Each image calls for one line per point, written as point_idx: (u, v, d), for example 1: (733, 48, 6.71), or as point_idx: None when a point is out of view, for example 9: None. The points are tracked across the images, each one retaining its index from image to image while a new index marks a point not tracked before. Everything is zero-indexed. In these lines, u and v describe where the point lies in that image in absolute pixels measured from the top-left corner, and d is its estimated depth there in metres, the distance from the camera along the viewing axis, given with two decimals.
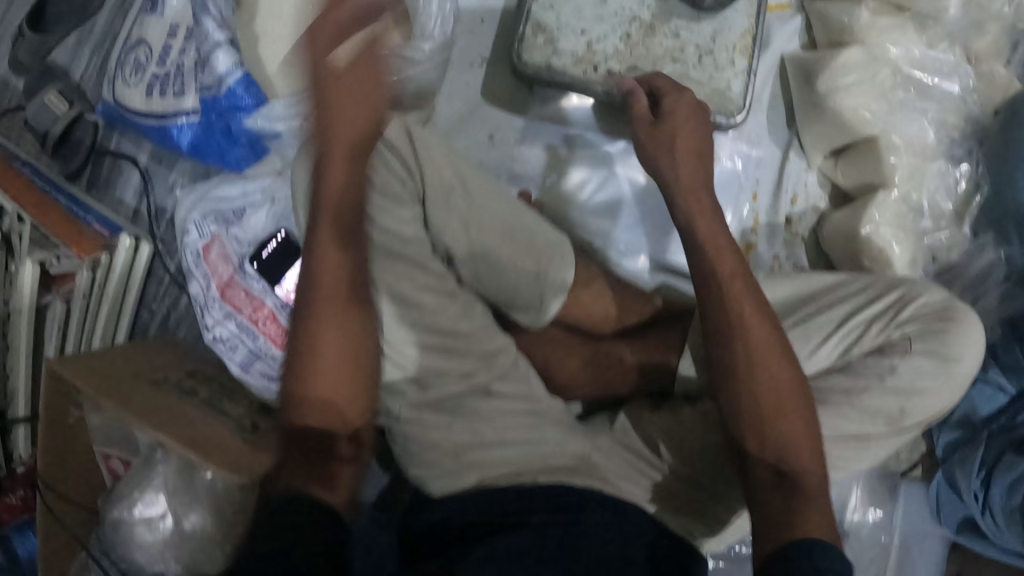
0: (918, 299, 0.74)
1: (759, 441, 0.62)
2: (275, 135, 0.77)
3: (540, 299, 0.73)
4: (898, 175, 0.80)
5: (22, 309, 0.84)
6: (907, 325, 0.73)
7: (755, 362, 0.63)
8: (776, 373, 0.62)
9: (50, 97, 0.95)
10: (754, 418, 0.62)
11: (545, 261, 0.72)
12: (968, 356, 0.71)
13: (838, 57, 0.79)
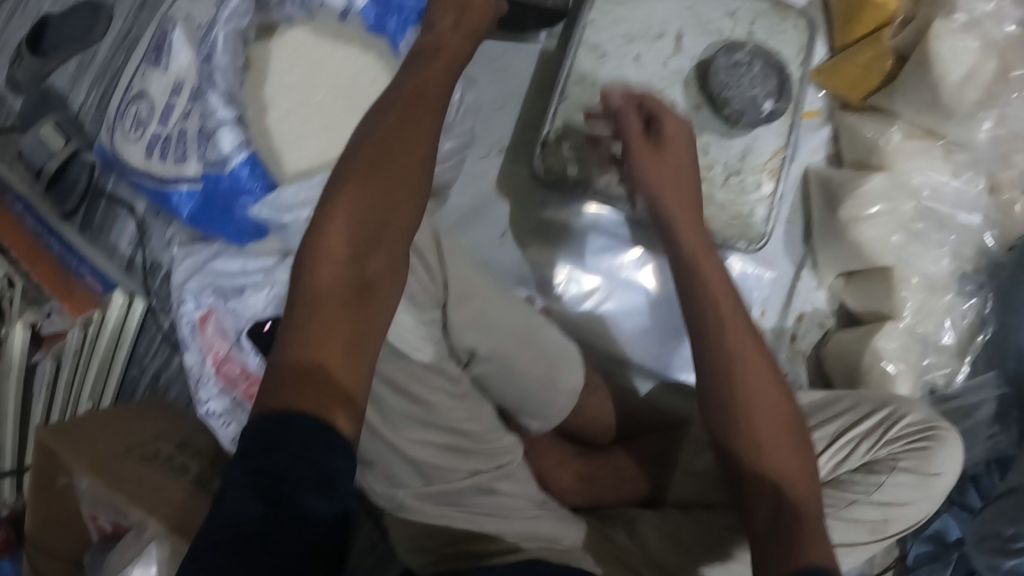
0: (905, 418, 0.71)
1: (754, 467, 0.55)
2: (281, 225, 0.76)
3: (546, 411, 0.73)
4: (906, 307, 0.79)
5: (12, 369, 0.82)
6: (894, 442, 0.70)
7: (751, 389, 0.58)
8: (771, 399, 0.57)
9: (46, 131, 0.92)
10: (746, 448, 0.56)
11: (557, 368, 0.73)
12: (950, 472, 0.69)
13: (863, 184, 0.77)
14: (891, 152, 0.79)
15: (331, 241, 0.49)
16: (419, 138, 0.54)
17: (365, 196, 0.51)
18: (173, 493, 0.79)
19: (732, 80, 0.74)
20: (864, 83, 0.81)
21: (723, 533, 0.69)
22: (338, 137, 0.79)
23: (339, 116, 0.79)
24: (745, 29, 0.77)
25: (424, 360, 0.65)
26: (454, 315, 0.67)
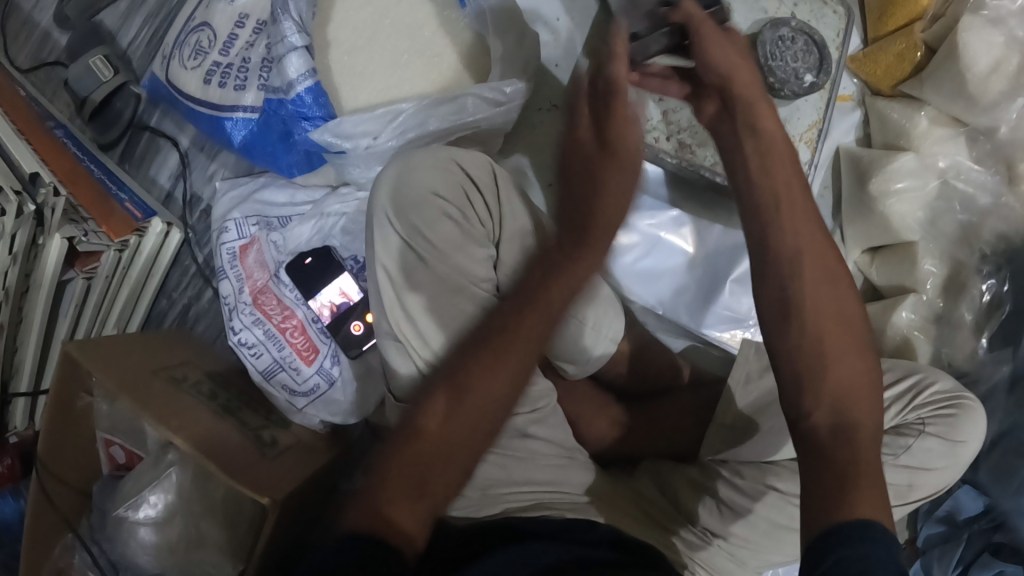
0: (933, 386, 0.73)
1: (813, 389, 0.54)
2: (340, 151, 0.76)
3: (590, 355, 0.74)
4: (929, 282, 0.83)
5: (42, 284, 0.80)
6: (922, 408, 0.72)
7: (826, 312, 0.56)
8: (840, 323, 0.56)
9: (95, 61, 0.90)
10: (812, 371, 0.54)
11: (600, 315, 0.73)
12: (974, 441, 0.70)
13: (892, 162, 0.82)
14: (918, 135, 0.83)
15: (416, 437, 0.55)
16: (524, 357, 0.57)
17: (454, 409, 0.56)
18: (204, 423, 0.77)
19: (777, 51, 0.77)
20: (898, 72, 0.86)
21: (755, 488, 0.70)
22: (396, 78, 0.81)
23: (399, 58, 0.81)
24: (789, 9, 0.81)
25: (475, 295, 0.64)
26: (507, 251, 0.65)
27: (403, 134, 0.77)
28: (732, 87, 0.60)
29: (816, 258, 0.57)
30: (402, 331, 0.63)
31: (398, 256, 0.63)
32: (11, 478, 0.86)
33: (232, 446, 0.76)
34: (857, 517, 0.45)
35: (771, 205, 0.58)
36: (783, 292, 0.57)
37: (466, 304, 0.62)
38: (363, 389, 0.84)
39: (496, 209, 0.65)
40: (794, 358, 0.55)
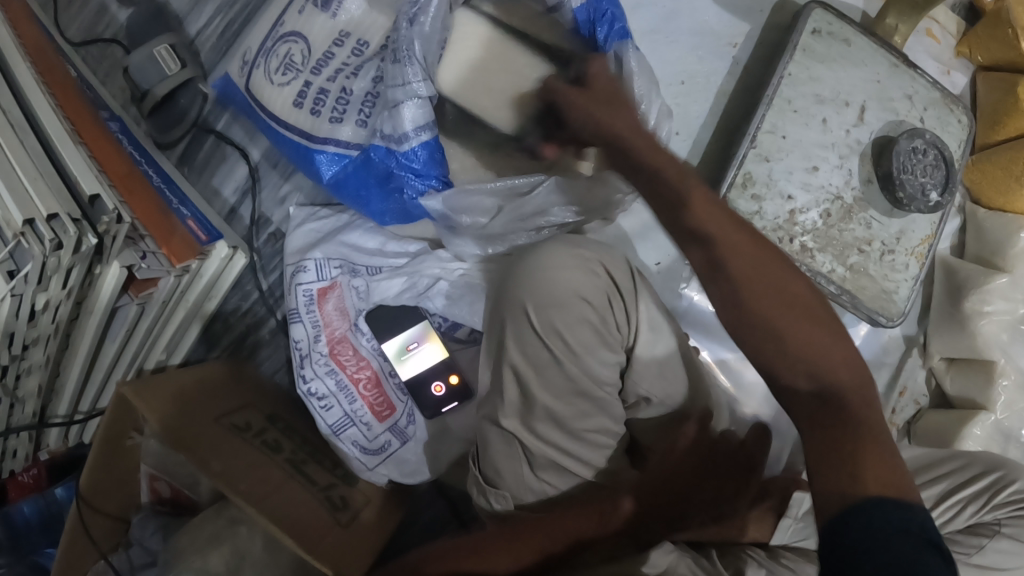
0: (1013, 484, 0.71)
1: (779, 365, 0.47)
2: (449, 223, 0.74)
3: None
4: (1000, 402, 0.84)
5: (94, 312, 0.71)
6: (999, 508, 0.69)
7: (749, 272, 0.49)
8: (778, 279, 0.49)
9: (160, 50, 0.79)
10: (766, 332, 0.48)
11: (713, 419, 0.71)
12: None
13: (987, 282, 0.83)
14: (1015, 255, 0.84)
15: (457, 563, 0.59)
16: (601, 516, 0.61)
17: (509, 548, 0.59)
18: (273, 484, 0.72)
19: (909, 164, 0.75)
20: (1001, 187, 0.87)
21: None
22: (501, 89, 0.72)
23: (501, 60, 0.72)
24: (917, 114, 0.80)
25: (604, 403, 0.63)
26: (638, 363, 0.65)
27: (517, 218, 0.75)
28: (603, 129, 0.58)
29: (713, 217, 0.51)
30: (518, 428, 0.64)
31: (529, 353, 0.63)
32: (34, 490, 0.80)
33: (304, 513, 0.71)
34: (871, 497, 0.41)
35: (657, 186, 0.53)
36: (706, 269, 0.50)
37: (588, 406, 0.63)
38: (437, 450, 0.81)
39: (634, 316, 0.65)
40: (745, 331, 0.48)
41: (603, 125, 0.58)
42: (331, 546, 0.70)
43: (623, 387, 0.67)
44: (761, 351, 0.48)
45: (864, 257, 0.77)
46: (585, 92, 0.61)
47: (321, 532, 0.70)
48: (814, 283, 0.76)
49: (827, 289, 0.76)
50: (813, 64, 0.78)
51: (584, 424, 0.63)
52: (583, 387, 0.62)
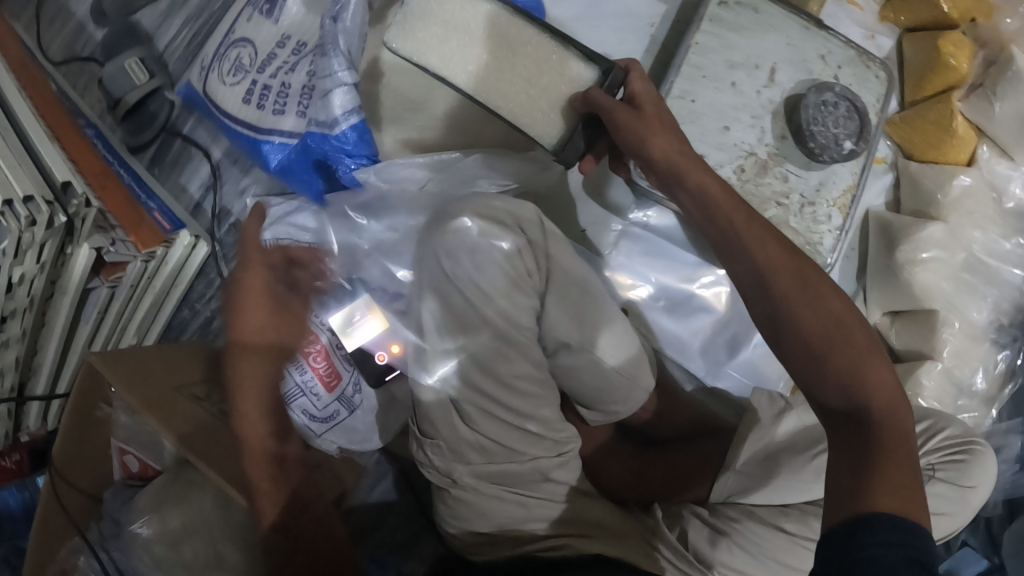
0: (944, 432, 0.75)
1: (822, 382, 0.57)
2: (380, 196, 0.81)
3: (619, 403, 0.72)
4: (945, 349, 0.85)
5: (67, 290, 0.79)
6: (934, 453, 0.74)
7: (802, 301, 0.58)
8: (829, 313, 0.57)
9: (130, 63, 0.89)
10: (813, 360, 0.57)
11: (639, 369, 0.72)
12: (982, 487, 0.73)
13: (923, 231, 0.83)
14: (949, 204, 0.85)
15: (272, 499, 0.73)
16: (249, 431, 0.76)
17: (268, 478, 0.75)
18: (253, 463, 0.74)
19: (819, 117, 0.77)
20: (933, 139, 0.87)
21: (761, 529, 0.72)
22: (533, 93, 0.70)
23: (530, 61, 0.69)
24: (832, 72, 0.82)
25: (519, 349, 0.67)
26: (551, 307, 0.68)
27: (447, 188, 0.81)
28: (662, 164, 0.66)
29: (777, 257, 0.60)
30: (439, 369, 0.68)
31: (444, 297, 0.68)
32: (17, 474, 0.88)
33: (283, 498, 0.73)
34: (882, 510, 0.49)
35: (720, 226, 0.63)
36: (766, 300, 0.59)
37: (507, 350, 0.66)
38: (385, 417, 0.86)
39: (542, 262, 0.68)
40: (798, 359, 0.58)
41: (653, 150, 0.66)
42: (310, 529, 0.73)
43: (541, 335, 0.69)
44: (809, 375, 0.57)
45: (782, 210, 0.79)
46: (637, 114, 0.66)
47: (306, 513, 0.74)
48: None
49: None
50: (721, 32, 0.81)
51: (505, 369, 0.67)
52: (496, 326, 0.66)
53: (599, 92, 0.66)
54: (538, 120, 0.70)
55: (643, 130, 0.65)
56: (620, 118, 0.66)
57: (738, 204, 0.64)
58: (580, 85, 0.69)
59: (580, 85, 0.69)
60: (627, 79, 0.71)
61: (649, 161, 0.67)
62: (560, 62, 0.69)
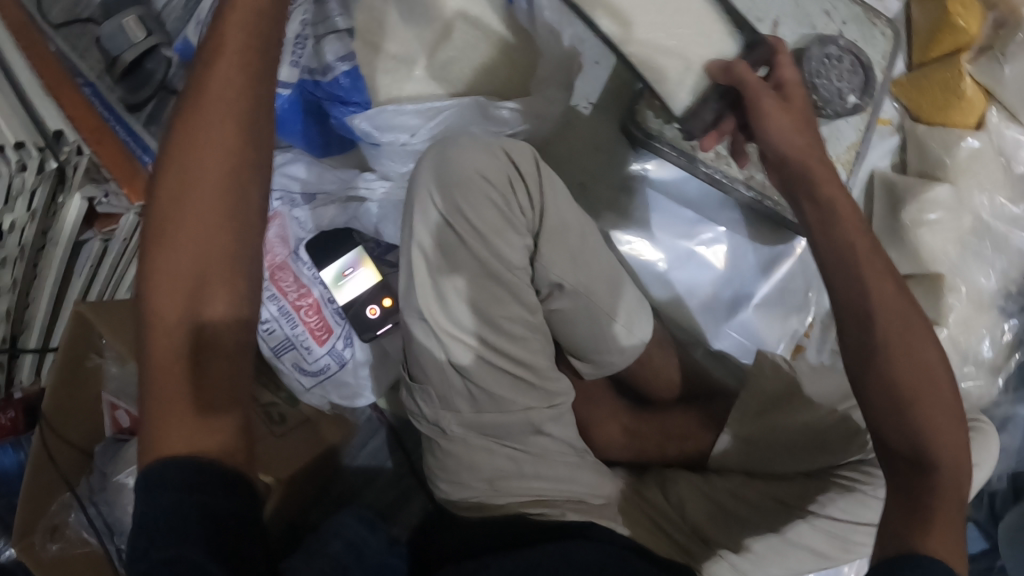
0: None
1: (892, 420, 0.55)
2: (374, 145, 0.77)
3: (613, 353, 0.70)
4: (952, 316, 0.82)
5: (58, 242, 0.79)
6: None
7: (901, 344, 0.55)
8: (921, 359, 0.55)
9: (129, 22, 0.88)
10: (893, 401, 0.54)
11: (632, 317, 0.70)
12: (986, 463, 0.70)
13: (929, 192, 0.81)
14: (958, 167, 0.83)
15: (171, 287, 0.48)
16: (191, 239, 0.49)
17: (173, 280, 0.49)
18: (143, 287, 0.49)
19: (822, 69, 0.75)
20: (941, 100, 0.85)
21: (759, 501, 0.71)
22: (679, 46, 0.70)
23: (676, 12, 0.70)
24: (838, 27, 0.80)
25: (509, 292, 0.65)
26: (546, 248, 0.66)
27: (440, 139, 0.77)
28: (792, 160, 0.62)
29: (884, 293, 0.56)
30: (431, 310, 0.66)
31: (438, 236, 0.66)
32: (12, 431, 0.81)
33: (165, 367, 0.47)
34: (930, 550, 0.49)
35: (832, 252, 0.59)
36: (860, 333, 0.56)
37: (499, 291, 0.65)
38: (377, 374, 0.84)
39: (536, 200, 0.67)
40: (878, 396, 0.55)
41: (788, 142, 0.62)
42: (199, 424, 0.46)
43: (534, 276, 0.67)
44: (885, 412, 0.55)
45: None
46: (786, 102, 0.63)
47: (199, 402, 0.47)
48: (737, 189, 0.79)
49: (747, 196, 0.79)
50: None
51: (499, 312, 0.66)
52: (490, 269, 0.65)
53: (746, 66, 0.65)
54: (670, 79, 0.70)
55: (786, 121, 0.62)
56: (763, 105, 0.63)
57: (865, 239, 0.59)
58: (721, 54, 0.70)
59: (722, 56, 0.70)
60: (775, 57, 0.67)
61: (779, 153, 0.62)
62: (705, 26, 0.70)
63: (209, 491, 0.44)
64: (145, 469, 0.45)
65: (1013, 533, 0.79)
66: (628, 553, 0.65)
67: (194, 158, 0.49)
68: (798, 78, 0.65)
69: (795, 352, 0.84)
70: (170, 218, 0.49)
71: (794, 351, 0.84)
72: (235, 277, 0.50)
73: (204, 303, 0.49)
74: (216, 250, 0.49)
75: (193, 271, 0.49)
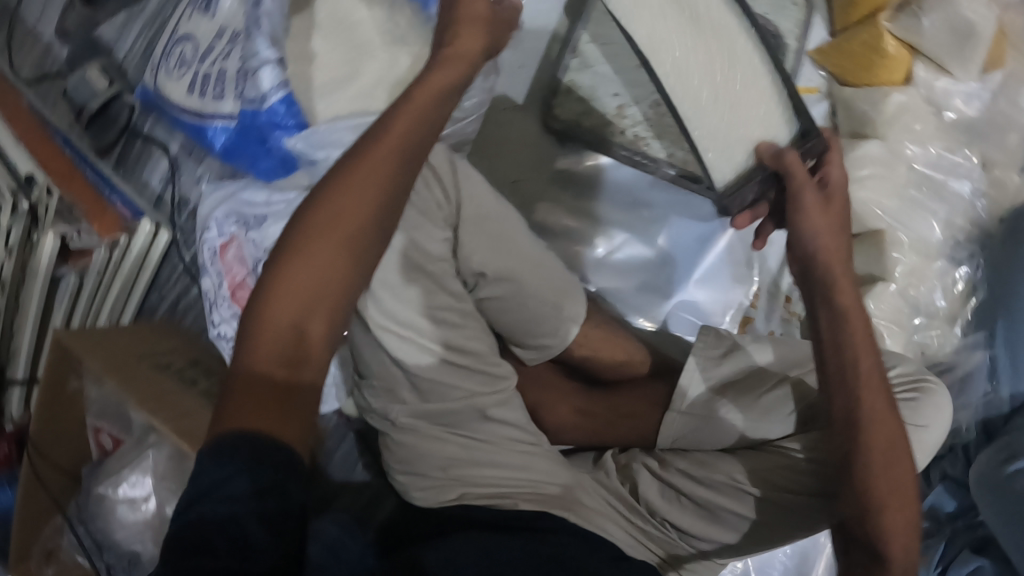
0: (894, 370, 0.73)
1: (860, 519, 0.63)
2: (311, 160, 0.83)
3: (548, 335, 0.74)
4: (897, 270, 0.82)
5: (37, 276, 0.85)
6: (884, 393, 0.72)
7: (882, 453, 0.63)
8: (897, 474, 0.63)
9: (91, 72, 0.97)
10: (864, 505, 0.63)
11: (563, 296, 0.73)
12: (937, 425, 0.70)
13: (856, 150, 0.83)
14: (885, 122, 0.84)
15: (287, 284, 0.51)
16: (328, 250, 0.53)
17: (303, 285, 0.51)
18: (264, 285, 0.52)
19: None
20: (866, 61, 0.86)
21: (715, 480, 0.72)
22: (733, 117, 0.70)
23: (744, 85, 0.70)
24: None
25: (435, 279, 0.68)
26: (467, 236, 0.69)
27: None
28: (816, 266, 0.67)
29: (879, 407, 0.64)
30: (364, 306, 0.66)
31: None
32: (9, 463, 0.87)
33: (265, 365, 0.49)
34: None
35: (837, 356, 0.66)
36: (846, 439, 0.64)
37: (427, 283, 0.68)
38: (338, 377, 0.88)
39: (454, 193, 0.69)
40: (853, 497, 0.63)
41: (820, 244, 0.67)
42: (284, 413, 0.48)
43: (460, 266, 0.70)
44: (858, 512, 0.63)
45: None
46: (821, 201, 0.67)
47: (288, 410, 0.48)
48: (661, 171, 0.83)
49: (671, 176, 0.83)
50: None
51: (428, 301, 0.68)
52: (414, 263, 0.66)
53: (794, 155, 0.67)
54: (718, 148, 0.71)
55: (823, 220, 0.67)
56: (804, 199, 0.67)
57: (870, 350, 0.65)
58: (773, 136, 0.71)
59: (772, 138, 0.71)
60: (824, 156, 0.70)
61: (811, 252, 0.67)
62: (768, 110, 0.70)
63: (285, 474, 0.45)
64: (207, 448, 0.45)
65: (985, 480, 0.77)
66: (574, 542, 0.68)
67: (350, 185, 0.54)
68: (843, 185, 0.70)
69: (743, 324, 0.87)
70: (318, 233, 0.53)
71: (744, 324, 0.87)
72: (340, 297, 0.53)
73: (312, 315, 0.52)
74: (340, 268, 0.53)
75: (315, 283, 0.52)
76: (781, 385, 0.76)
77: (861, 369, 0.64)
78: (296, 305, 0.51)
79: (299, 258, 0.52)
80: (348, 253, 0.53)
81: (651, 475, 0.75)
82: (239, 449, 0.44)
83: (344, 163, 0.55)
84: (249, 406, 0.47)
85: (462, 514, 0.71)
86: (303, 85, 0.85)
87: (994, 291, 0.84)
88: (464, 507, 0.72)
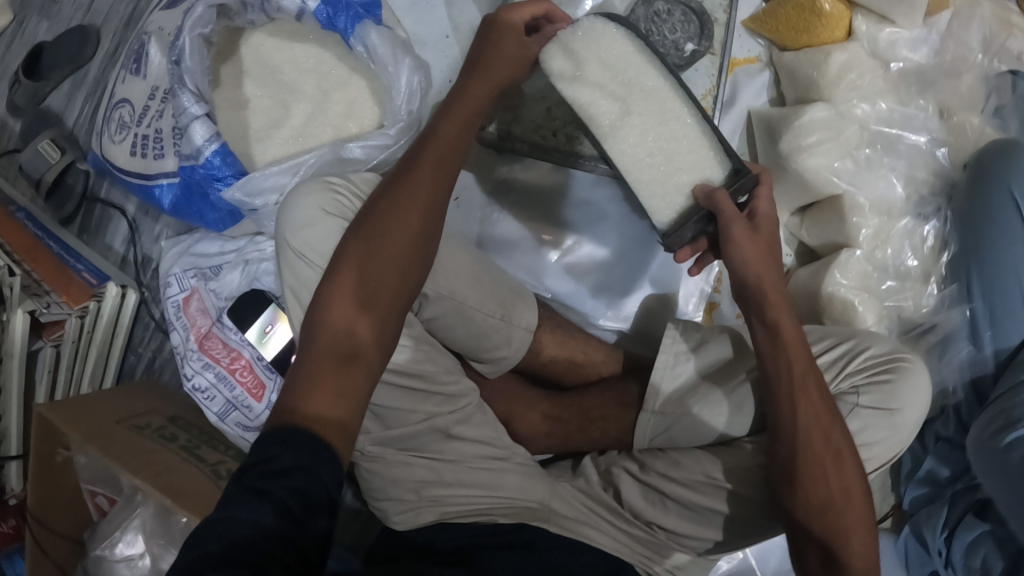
0: (866, 351, 0.71)
1: (807, 526, 0.61)
2: (253, 209, 0.83)
3: (502, 347, 0.75)
4: (862, 235, 0.81)
5: (15, 354, 0.85)
6: (856, 375, 0.70)
7: (829, 461, 0.62)
8: (840, 479, 0.61)
9: (43, 145, 0.97)
10: (811, 514, 0.61)
11: (508, 304, 0.74)
12: (912, 407, 0.67)
13: (802, 117, 0.78)
14: (829, 84, 0.80)
15: (338, 285, 0.60)
16: (368, 255, 0.61)
17: (348, 285, 0.60)
18: (321, 292, 0.60)
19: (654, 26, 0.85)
20: (801, 23, 0.84)
21: (693, 479, 0.71)
22: (666, 169, 0.68)
23: (678, 137, 0.68)
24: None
25: None
26: None
27: None
28: (751, 289, 0.64)
29: (819, 407, 0.62)
30: None
31: (297, 275, 0.67)
32: (17, 537, 0.88)
33: (322, 357, 0.57)
34: None
35: (775, 367, 0.63)
36: (789, 449, 0.62)
37: None
38: None
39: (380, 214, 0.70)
40: (801, 506, 0.61)
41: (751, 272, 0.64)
42: (335, 401, 0.55)
43: None
44: (807, 521, 0.61)
45: None
46: (756, 233, 0.64)
47: (337, 396, 0.55)
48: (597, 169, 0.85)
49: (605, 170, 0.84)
50: None
51: None
52: None
53: (726, 194, 0.64)
54: (654, 194, 0.67)
55: (753, 251, 0.64)
56: (736, 233, 0.63)
57: (802, 357, 0.63)
58: (706, 179, 0.68)
59: (707, 180, 0.67)
60: (754, 190, 0.67)
61: (743, 281, 0.64)
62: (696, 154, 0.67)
63: (326, 472, 0.49)
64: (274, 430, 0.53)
65: (982, 440, 0.73)
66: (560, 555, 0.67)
67: (389, 205, 0.63)
68: (773, 218, 0.66)
69: (708, 310, 0.91)
70: (365, 250, 0.61)
71: (709, 310, 0.91)
72: (390, 303, 0.61)
73: (361, 320, 0.59)
74: (388, 277, 0.61)
75: (365, 291, 0.60)
76: (751, 374, 0.73)
77: (798, 377, 0.63)
78: (345, 305, 0.59)
79: (343, 263, 0.61)
80: (391, 256, 0.61)
81: (628, 478, 0.73)
82: (296, 437, 0.50)
83: (387, 191, 0.64)
84: (307, 392, 0.55)
85: (447, 534, 0.70)
86: (240, 135, 0.88)
87: (963, 241, 0.81)
88: (447, 527, 0.71)
